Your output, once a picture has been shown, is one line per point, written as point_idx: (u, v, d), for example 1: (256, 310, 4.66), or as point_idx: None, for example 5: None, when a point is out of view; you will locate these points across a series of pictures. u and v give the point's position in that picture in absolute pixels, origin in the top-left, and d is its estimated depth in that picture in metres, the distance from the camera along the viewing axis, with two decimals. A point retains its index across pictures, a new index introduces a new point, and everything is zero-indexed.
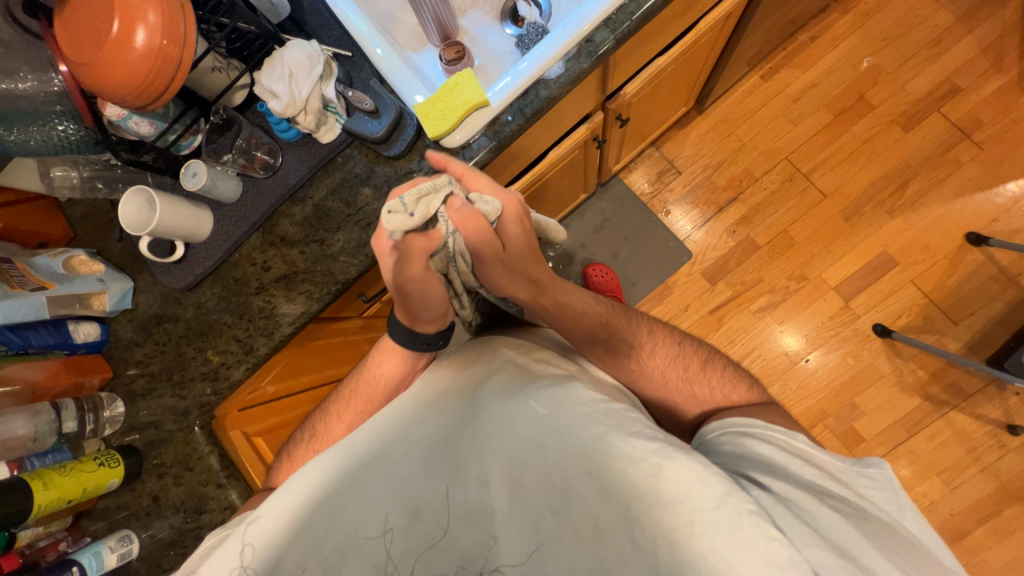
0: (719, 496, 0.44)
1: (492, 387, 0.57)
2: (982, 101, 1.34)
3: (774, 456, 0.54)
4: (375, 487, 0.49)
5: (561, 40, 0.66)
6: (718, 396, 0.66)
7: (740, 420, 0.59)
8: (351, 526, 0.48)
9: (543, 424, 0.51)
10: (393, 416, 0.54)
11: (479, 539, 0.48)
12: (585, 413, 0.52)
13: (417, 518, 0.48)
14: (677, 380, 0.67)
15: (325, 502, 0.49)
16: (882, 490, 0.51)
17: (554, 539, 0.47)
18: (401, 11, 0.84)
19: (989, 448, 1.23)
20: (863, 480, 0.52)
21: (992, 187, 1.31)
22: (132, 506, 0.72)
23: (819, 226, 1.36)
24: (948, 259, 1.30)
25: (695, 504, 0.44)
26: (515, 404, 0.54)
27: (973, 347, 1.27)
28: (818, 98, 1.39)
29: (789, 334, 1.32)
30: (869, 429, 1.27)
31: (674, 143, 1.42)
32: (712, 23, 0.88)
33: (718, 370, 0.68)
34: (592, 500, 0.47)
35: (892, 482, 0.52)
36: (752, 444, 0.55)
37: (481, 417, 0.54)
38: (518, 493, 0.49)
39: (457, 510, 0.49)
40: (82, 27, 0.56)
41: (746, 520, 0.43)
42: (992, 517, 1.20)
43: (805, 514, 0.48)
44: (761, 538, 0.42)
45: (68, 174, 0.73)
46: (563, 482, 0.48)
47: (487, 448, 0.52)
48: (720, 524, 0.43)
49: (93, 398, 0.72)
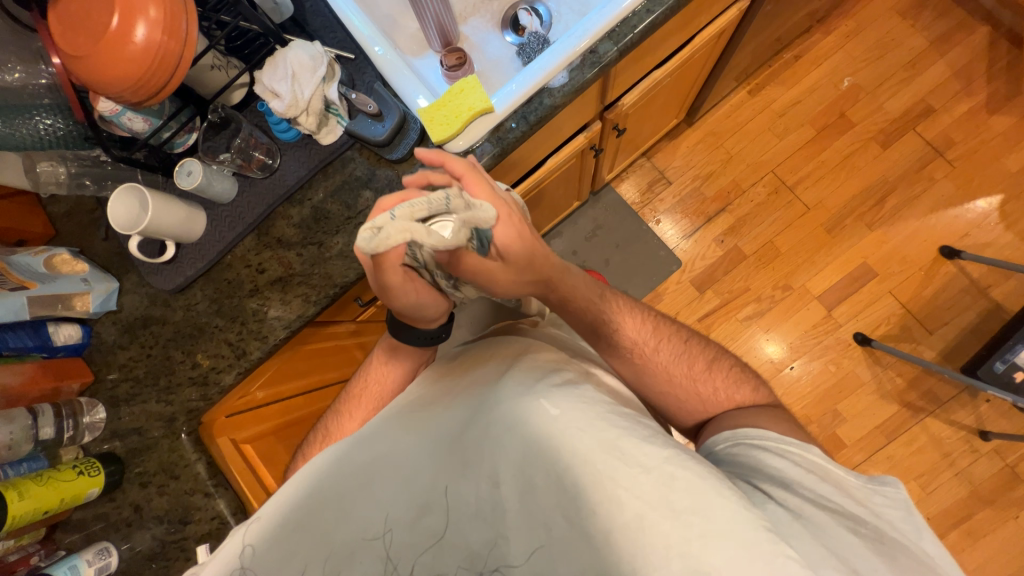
0: (733, 509, 0.45)
1: (499, 384, 0.56)
2: (954, 121, 1.41)
3: (788, 470, 0.55)
4: (384, 486, 0.50)
5: (565, 50, 0.67)
6: (721, 395, 0.67)
7: (754, 432, 0.60)
8: (356, 525, 0.48)
9: (557, 424, 0.51)
10: (404, 417, 0.55)
11: (488, 538, 0.48)
12: (596, 414, 0.52)
13: (425, 514, 0.49)
14: (682, 377, 0.68)
15: (331, 499, 0.49)
16: (898, 509, 0.52)
17: (562, 541, 0.47)
18: (403, 15, 0.85)
19: (962, 453, 1.28)
20: (879, 497, 0.53)
21: (963, 203, 1.37)
22: (110, 517, 0.69)
23: (803, 237, 1.40)
24: (924, 271, 1.36)
25: (708, 515, 0.45)
26: (528, 403, 0.53)
27: (947, 356, 1.32)
28: (801, 115, 1.44)
29: (772, 342, 1.36)
30: (851, 435, 1.30)
31: (664, 153, 1.45)
32: (706, 38, 0.91)
33: (724, 370, 0.69)
34: (602, 502, 0.47)
35: (907, 502, 0.53)
36: (765, 457, 0.57)
37: (490, 418, 0.53)
38: (529, 493, 0.48)
39: (465, 509, 0.49)
40: (77, 19, 0.54)
41: (763, 536, 0.44)
42: (966, 520, 1.25)
43: (817, 529, 0.49)
44: (775, 552, 0.44)
45: (54, 170, 0.70)
46: (575, 484, 0.48)
47: (495, 449, 0.51)
48: (732, 535, 0.44)
49: (71, 404, 0.69)
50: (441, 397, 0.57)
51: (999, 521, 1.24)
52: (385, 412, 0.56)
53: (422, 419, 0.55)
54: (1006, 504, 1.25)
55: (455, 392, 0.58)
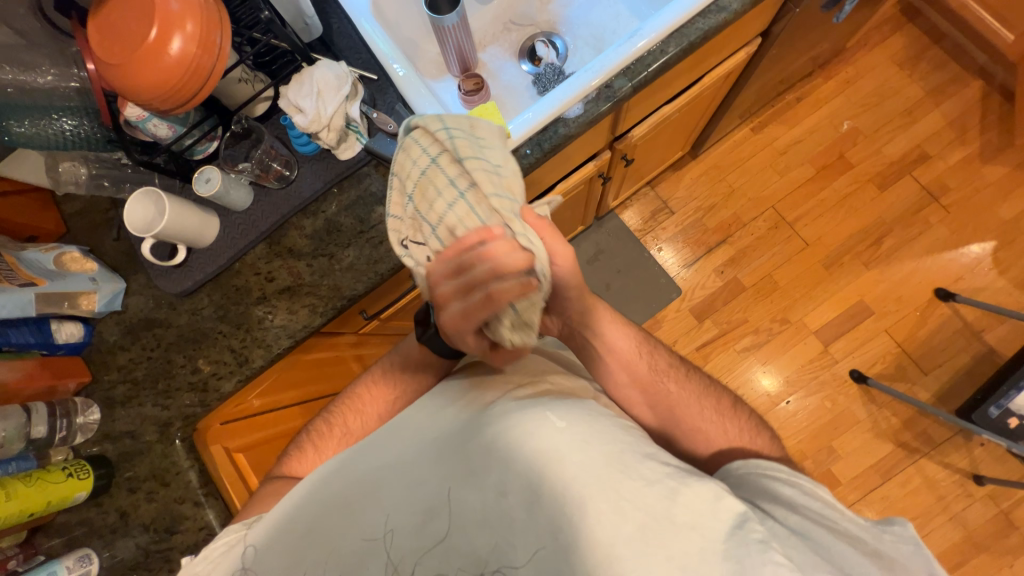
0: (729, 527, 0.46)
1: (511, 393, 0.57)
2: (949, 168, 1.46)
3: (796, 497, 0.53)
4: (390, 491, 0.52)
5: (582, 83, 0.70)
6: (746, 438, 0.64)
7: (763, 464, 0.58)
8: (360, 526, 0.50)
9: (564, 435, 0.50)
10: (416, 425, 0.57)
11: (490, 541, 0.48)
12: (602, 427, 0.52)
13: (428, 520, 0.50)
14: (712, 412, 0.65)
15: (342, 503, 0.52)
16: (908, 545, 0.51)
17: (563, 547, 0.46)
18: (424, 40, 0.88)
19: (956, 497, 1.27)
20: (889, 535, 0.51)
21: (957, 247, 1.41)
22: (95, 523, 0.67)
23: (802, 273, 1.42)
24: (919, 312, 1.38)
25: (705, 532, 0.46)
26: (536, 413, 0.52)
27: (941, 398, 1.33)
28: (801, 154, 1.49)
29: (768, 374, 1.37)
30: (846, 472, 1.30)
31: (668, 184, 1.49)
32: (714, 79, 0.95)
33: (746, 414, 0.66)
34: (607, 513, 0.46)
35: (916, 539, 0.51)
36: (775, 485, 0.55)
37: (498, 426, 0.52)
38: (534, 503, 0.48)
39: (467, 514, 0.49)
40: (112, 27, 0.55)
41: (755, 548, 0.45)
42: (960, 567, 1.23)
43: (819, 547, 0.49)
44: (766, 563, 0.44)
45: (76, 170, 0.73)
46: (579, 494, 0.47)
47: (501, 457, 0.51)
48: (728, 553, 0.45)
49: (66, 404, 0.68)
50: (453, 405, 0.58)
51: (993, 568, 1.23)
52: (400, 421, 0.58)
53: (432, 426, 0.56)
54: (1000, 551, 1.24)
55: (470, 396, 0.58)
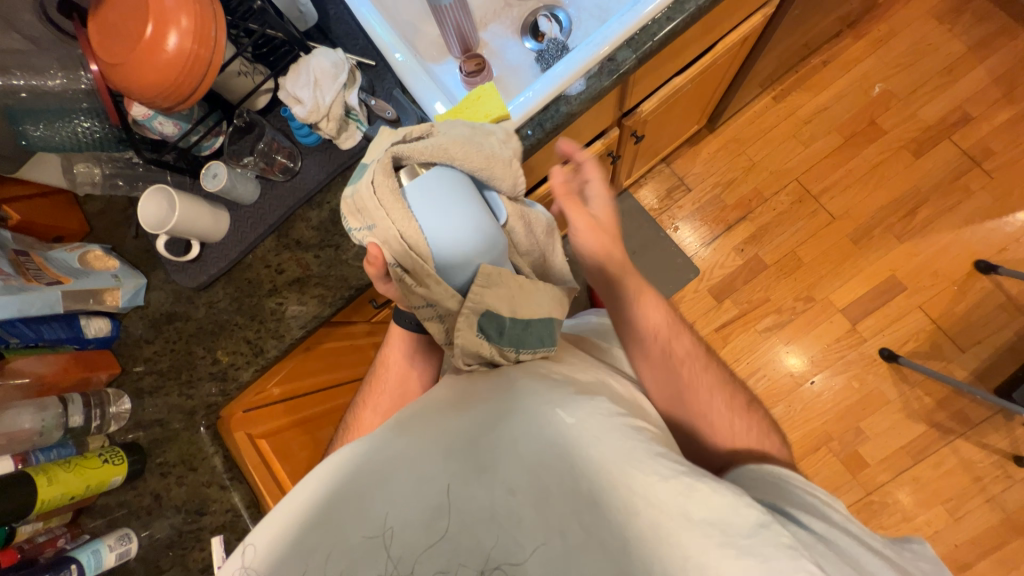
0: (753, 525, 0.46)
1: (517, 383, 0.55)
2: (993, 130, 1.35)
3: (820, 505, 0.53)
4: (398, 485, 0.50)
5: (583, 57, 0.67)
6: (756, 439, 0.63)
7: (779, 471, 0.58)
8: (368, 521, 0.48)
9: (574, 433, 0.50)
10: (419, 415, 0.55)
11: (504, 540, 0.48)
12: (614, 423, 0.51)
13: (436, 518, 0.48)
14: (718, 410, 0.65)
15: (348, 494, 0.50)
16: (928, 563, 0.52)
17: (575, 547, 0.47)
18: (423, 21, 0.86)
19: (994, 479, 1.22)
20: (910, 552, 0.52)
21: (1001, 216, 1.31)
22: (132, 504, 0.72)
23: (828, 248, 1.36)
24: (957, 286, 1.30)
25: (727, 529, 0.46)
26: (546, 409, 0.51)
27: (980, 375, 1.26)
28: (828, 122, 1.40)
29: (793, 354, 1.32)
30: (874, 454, 1.26)
31: (684, 160, 1.43)
32: (729, 45, 0.90)
33: (757, 421, 0.66)
34: (620, 510, 0.47)
35: (935, 558, 0.52)
36: (796, 492, 0.55)
37: (510, 420, 0.51)
38: (545, 500, 0.48)
39: (480, 512, 0.48)
40: (112, 27, 0.56)
41: (784, 552, 0.44)
42: (997, 549, 1.19)
43: (845, 553, 0.48)
44: (795, 567, 0.44)
45: (91, 171, 0.75)
46: (590, 492, 0.48)
47: (514, 453, 0.50)
48: (751, 550, 0.45)
49: (99, 394, 0.72)
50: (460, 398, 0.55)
51: None
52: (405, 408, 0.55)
53: (438, 420, 0.53)
54: None
55: (474, 393, 0.55)
